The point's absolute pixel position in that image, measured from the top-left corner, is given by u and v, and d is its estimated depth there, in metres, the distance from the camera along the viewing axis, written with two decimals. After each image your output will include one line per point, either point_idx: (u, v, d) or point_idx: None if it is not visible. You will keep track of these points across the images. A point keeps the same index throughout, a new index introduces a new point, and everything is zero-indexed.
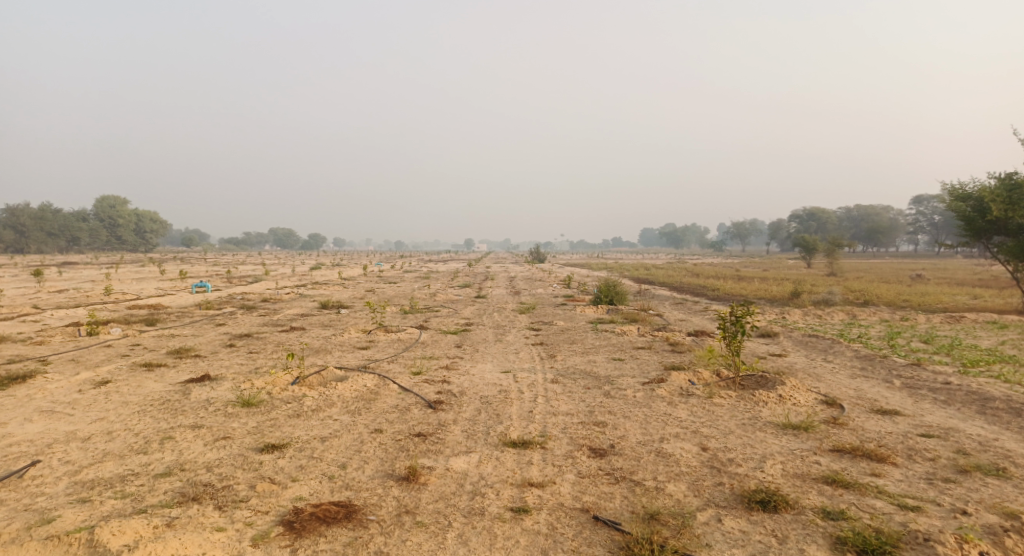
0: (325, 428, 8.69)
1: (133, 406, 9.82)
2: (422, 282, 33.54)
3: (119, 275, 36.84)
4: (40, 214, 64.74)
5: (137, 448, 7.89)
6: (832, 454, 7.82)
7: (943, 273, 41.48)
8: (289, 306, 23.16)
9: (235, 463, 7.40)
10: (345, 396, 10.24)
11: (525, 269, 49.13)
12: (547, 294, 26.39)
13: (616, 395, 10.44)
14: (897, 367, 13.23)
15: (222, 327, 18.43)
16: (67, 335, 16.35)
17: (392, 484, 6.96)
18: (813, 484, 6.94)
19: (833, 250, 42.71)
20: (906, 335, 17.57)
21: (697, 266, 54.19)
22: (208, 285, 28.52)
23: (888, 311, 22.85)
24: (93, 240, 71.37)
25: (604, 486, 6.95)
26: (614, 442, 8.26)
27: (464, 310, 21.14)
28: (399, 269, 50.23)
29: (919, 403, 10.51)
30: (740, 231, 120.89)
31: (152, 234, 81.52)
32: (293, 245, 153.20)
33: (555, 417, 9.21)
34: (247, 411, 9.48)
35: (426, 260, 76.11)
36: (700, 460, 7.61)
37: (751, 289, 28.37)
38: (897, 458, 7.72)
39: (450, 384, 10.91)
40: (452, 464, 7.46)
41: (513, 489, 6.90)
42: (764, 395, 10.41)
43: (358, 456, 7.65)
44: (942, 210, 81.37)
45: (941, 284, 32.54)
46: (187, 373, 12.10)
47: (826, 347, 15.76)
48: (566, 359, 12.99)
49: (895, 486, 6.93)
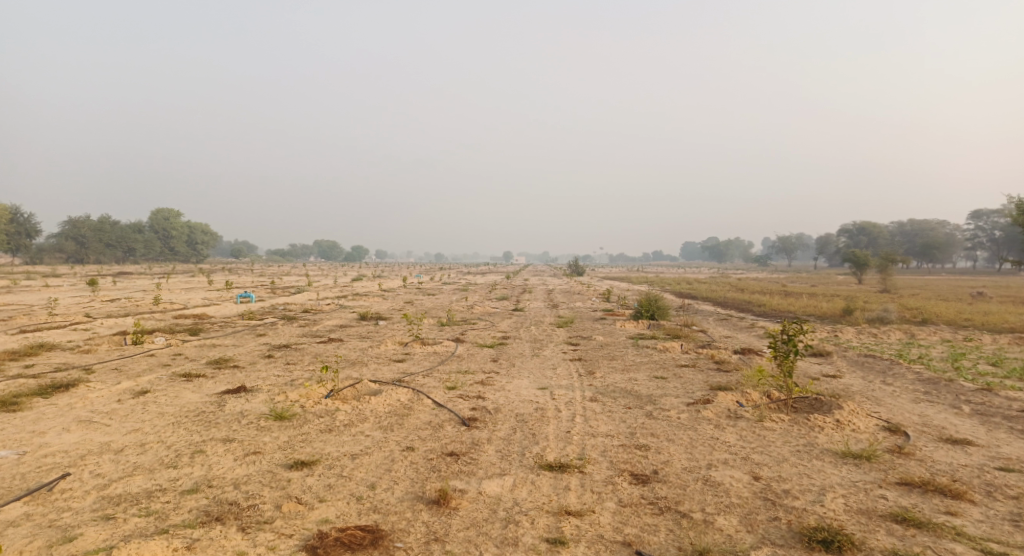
0: (356, 445, 8.42)
1: (168, 417, 9.73)
2: (459, 295, 33.36)
3: (170, 284, 37.76)
4: (100, 226, 67.05)
5: (167, 461, 7.75)
6: (899, 488, 7.16)
7: (1007, 290, 39.35)
8: (329, 317, 23.25)
9: (263, 480, 7.17)
10: (378, 411, 9.97)
11: (564, 282, 48.57)
12: (587, 308, 25.89)
13: (658, 416, 9.92)
14: (964, 392, 12.34)
15: (262, 337, 18.47)
16: (114, 344, 16.60)
17: (422, 508, 6.61)
18: (881, 522, 6.32)
19: (886, 265, 41.00)
20: (971, 356, 16.51)
21: (741, 280, 52.85)
22: (251, 296, 28.84)
23: (950, 330, 21.64)
24: (148, 250, 73.57)
25: (647, 517, 6.47)
26: (657, 467, 7.76)
27: (502, 323, 20.82)
28: (438, 280, 50.28)
29: (994, 432, 9.71)
30: (787, 245, 117.86)
31: (203, 246, 84.06)
32: (337, 257, 155.73)
33: (594, 438, 8.75)
34: (279, 424, 9.30)
35: (466, 271, 76.16)
36: (752, 491, 7.06)
37: (800, 305, 27.30)
38: (975, 495, 7.03)
39: (486, 400, 10.56)
40: (485, 487, 7.08)
41: (550, 517, 6.47)
42: (820, 420, 9.75)
43: (388, 477, 7.33)
44: (1003, 225, 77.62)
45: (1005, 302, 30.73)
46: (223, 384, 12.03)
47: (884, 368, 14.88)
48: (605, 377, 12.50)
49: (975, 528, 6.27)
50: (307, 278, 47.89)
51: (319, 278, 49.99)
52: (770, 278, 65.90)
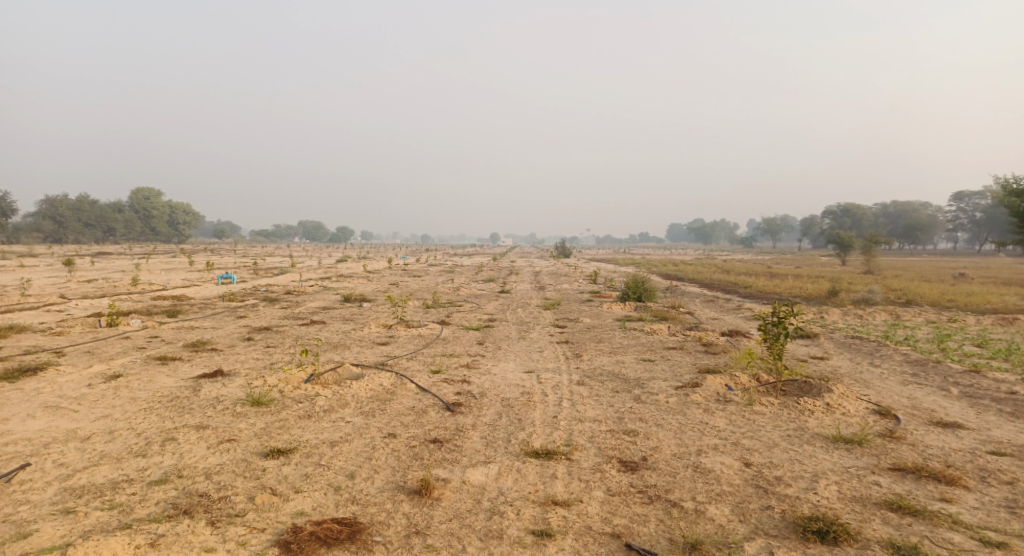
0: (336, 431, 8.12)
1: (140, 403, 9.37)
2: (445, 276, 32.97)
3: (149, 265, 36.99)
4: (79, 205, 65.80)
5: (136, 450, 7.41)
6: (892, 474, 7.01)
7: (986, 271, 39.75)
8: (312, 299, 22.81)
9: (236, 470, 6.86)
10: (359, 396, 9.67)
11: (549, 263, 48.39)
12: (573, 289, 25.64)
13: (647, 400, 9.71)
14: (952, 374, 12.26)
15: (243, 319, 18.05)
16: (87, 326, 16.09)
17: (402, 499, 6.35)
18: (876, 511, 6.14)
19: (871, 247, 41.02)
20: (957, 337, 16.48)
21: (728, 262, 52.76)
22: (233, 277, 28.23)
23: (934, 311, 21.65)
24: (128, 230, 72.46)
25: (636, 507, 6.26)
26: (646, 454, 7.55)
27: (488, 305, 20.54)
28: (424, 262, 49.68)
29: (984, 415, 9.61)
30: (773, 227, 118.39)
31: (186, 226, 82.91)
32: (321, 238, 154.26)
33: (581, 424, 8.52)
34: (256, 411, 8.97)
35: (452, 253, 75.52)
36: (744, 479, 6.86)
37: (785, 287, 27.20)
38: (970, 481, 6.89)
39: (470, 384, 10.29)
40: (469, 476, 6.82)
41: (535, 507, 6.24)
42: (810, 404, 9.59)
43: (368, 465, 7.06)
44: (985, 206, 78.11)
45: (987, 283, 30.79)
46: (200, 368, 11.65)
47: (872, 350, 14.80)
48: (593, 360, 12.27)
49: (971, 516, 6.12)
50: (290, 259, 47.22)
51: (303, 259, 49.13)
52: (754, 260, 66.03)
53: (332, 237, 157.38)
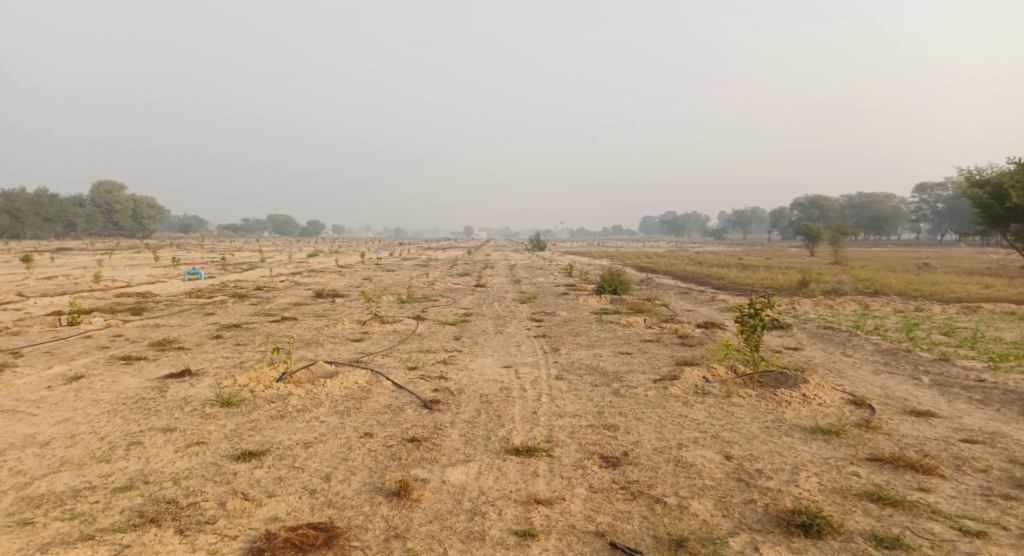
0: (310, 432, 7.89)
1: (104, 405, 9.02)
2: (420, 270, 32.65)
3: (112, 261, 35.91)
4: (37, 199, 63.70)
5: (99, 455, 7.09)
6: (871, 465, 7.04)
7: (949, 261, 40.75)
8: (283, 294, 22.36)
9: (206, 474, 6.61)
10: (333, 395, 9.44)
11: (524, 257, 48.45)
12: (548, 283, 25.56)
13: (626, 394, 9.66)
14: (923, 362, 12.45)
15: (211, 316, 17.60)
16: (47, 325, 15.51)
17: (380, 501, 6.18)
18: (857, 502, 6.15)
19: (839, 238, 41.68)
20: (925, 326, 16.80)
21: (699, 254, 53.29)
22: (200, 273, 27.50)
23: (901, 300, 22.05)
24: (91, 224, 70.49)
25: (619, 504, 6.18)
26: (627, 449, 7.47)
27: (463, 299, 20.36)
28: (396, 256, 49.20)
29: (954, 402, 9.76)
30: (742, 219, 119.94)
31: (150, 220, 80.81)
32: (291, 232, 152.01)
33: (561, 419, 8.42)
34: (226, 411, 8.69)
35: (424, 247, 74.91)
36: (725, 472, 6.83)
37: (757, 278, 27.49)
38: (946, 469, 6.96)
39: (448, 380, 10.13)
40: (449, 476, 6.68)
41: (517, 507, 6.12)
42: (787, 395, 9.64)
43: (344, 466, 6.86)
44: (946, 198, 80.08)
45: (951, 273, 31.51)
46: (167, 367, 11.28)
47: (844, 340, 15.00)
48: (570, 353, 12.18)
49: (950, 505, 6.16)
50: (259, 254, 46.38)
51: (273, 254, 48.28)
52: (723, 250, 66.79)
53: (303, 231, 155.18)
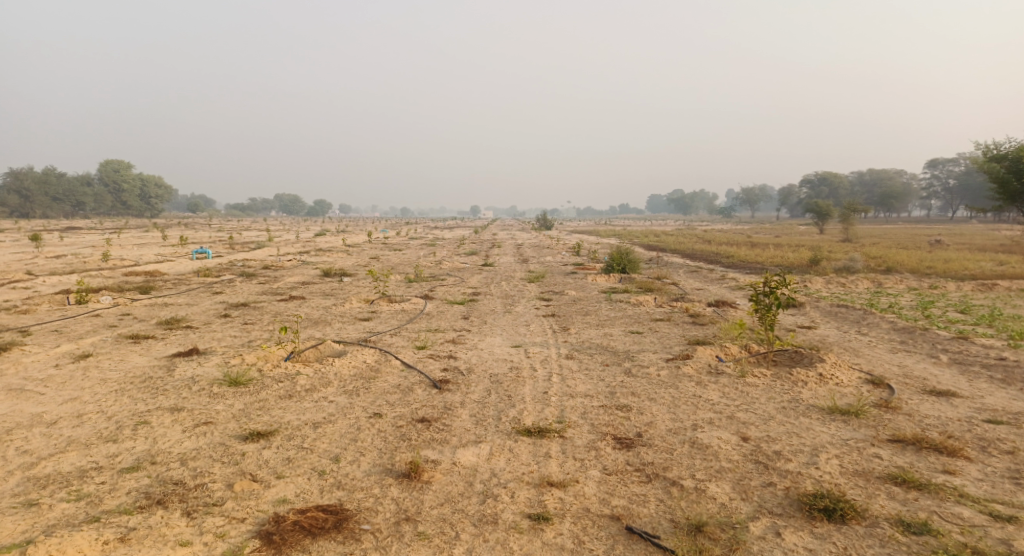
0: (318, 412, 7.78)
1: (111, 384, 8.93)
2: (428, 250, 32.48)
3: (121, 240, 35.84)
4: (44, 179, 63.72)
5: (106, 435, 6.99)
6: (892, 446, 6.87)
7: (961, 238, 40.10)
8: (291, 274, 22.25)
9: (214, 455, 6.50)
10: (342, 374, 9.32)
11: (532, 235, 48.22)
12: (556, 262, 25.31)
13: (637, 373, 9.48)
14: (940, 341, 12.20)
15: (219, 295, 17.52)
16: (55, 304, 15.46)
17: (390, 482, 6.06)
18: (880, 486, 5.99)
19: (849, 215, 41.08)
20: (940, 304, 16.48)
21: (707, 232, 52.74)
22: (208, 252, 27.43)
23: (915, 278, 21.69)
24: (98, 204, 70.58)
25: (635, 487, 6.04)
26: (641, 430, 7.32)
27: (471, 279, 20.18)
28: (403, 235, 48.99)
29: (975, 382, 9.55)
30: (751, 197, 118.87)
31: (158, 200, 80.78)
32: (298, 211, 151.75)
33: (572, 400, 8.26)
34: (234, 391, 8.59)
35: (432, 226, 74.71)
36: (742, 454, 6.67)
37: (767, 256, 27.17)
38: (970, 451, 6.77)
39: (457, 360, 9.99)
40: (460, 457, 6.55)
41: (530, 490, 5.99)
42: (802, 375, 9.44)
43: (354, 447, 6.74)
44: (959, 174, 78.92)
45: (965, 250, 31.06)
46: (174, 346, 11.20)
47: (858, 318, 14.73)
48: (580, 333, 12.00)
49: (976, 488, 5.99)
50: (266, 233, 46.24)
51: (279, 233, 48.16)
52: (733, 230, 65.97)
53: (310, 211, 155.01)
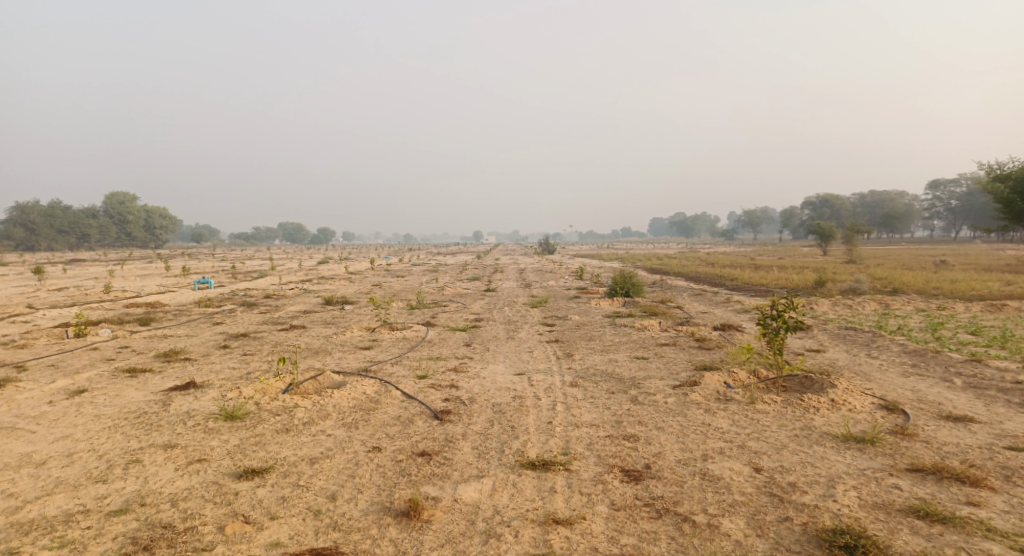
0: (316, 447, 7.54)
1: (104, 421, 8.71)
2: (430, 276, 32.34)
3: (124, 272, 35.83)
4: (50, 212, 64.04)
5: (96, 475, 6.77)
6: (912, 476, 6.60)
7: (966, 258, 39.86)
8: (292, 303, 22.11)
9: (206, 494, 6.26)
10: (341, 406, 9.09)
11: (534, 260, 48.21)
12: (559, 286, 25.14)
13: (644, 401, 9.23)
14: (953, 364, 11.93)
15: (219, 326, 17.35)
16: (54, 337, 15.29)
17: (389, 522, 5.82)
18: (903, 519, 5.73)
19: (852, 236, 40.85)
20: (950, 325, 16.22)
21: (710, 254, 52.69)
22: (210, 282, 27.34)
23: (922, 299, 21.43)
24: (103, 236, 70.94)
25: (645, 523, 5.79)
26: (649, 461, 7.06)
27: (474, 305, 20.01)
28: (405, 262, 48.90)
29: (992, 406, 9.28)
30: (753, 219, 119.08)
31: (163, 230, 81.11)
32: (302, 240, 152.36)
33: (578, 430, 8.01)
34: (229, 425, 8.36)
35: (435, 252, 74.80)
36: (755, 486, 6.41)
37: (771, 278, 26.96)
38: (994, 480, 6.50)
39: (459, 389, 9.75)
40: (461, 493, 6.31)
41: (535, 528, 5.74)
42: (814, 400, 9.17)
43: (352, 484, 6.50)
44: (961, 194, 78.89)
45: (970, 270, 30.80)
46: (171, 379, 10.98)
47: (867, 341, 14.47)
48: (585, 359, 11.77)
49: (1003, 521, 5.72)
50: (269, 263, 46.24)
51: (282, 262, 48.11)
52: (736, 251, 65.77)
53: (314, 239, 155.53)
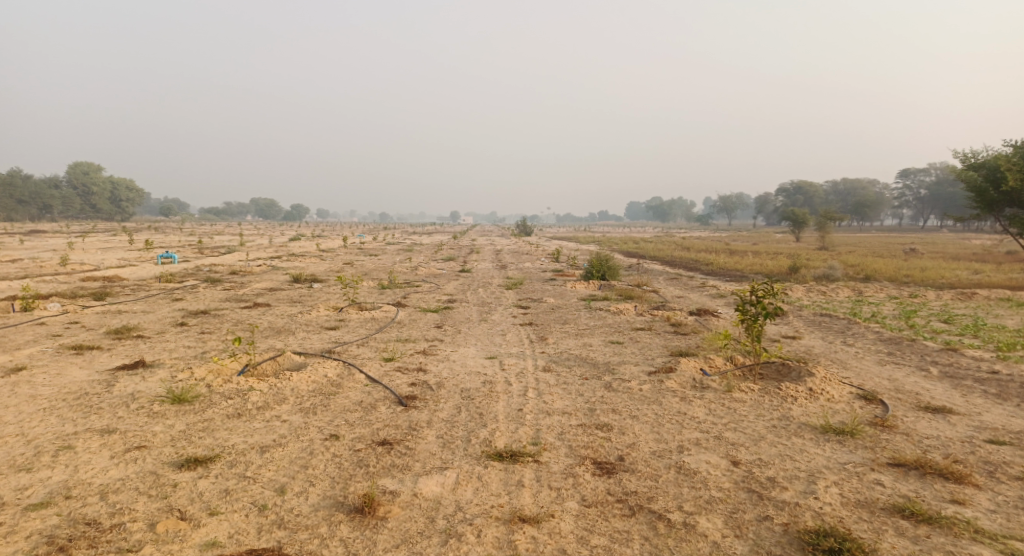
0: (268, 434, 7.01)
1: (40, 402, 8.06)
2: (404, 255, 31.66)
3: (84, 244, 34.36)
4: (9, 180, 61.37)
5: (21, 462, 6.18)
6: (895, 471, 6.32)
7: (933, 247, 40.33)
8: (259, 279, 21.31)
9: (141, 486, 5.73)
10: (299, 390, 8.55)
11: (510, 243, 47.49)
12: (535, 268, 24.64)
13: (618, 388, 8.85)
14: (929, 352, 11.77)
15: (178, 302, 16.56)
16: None
17: (341, 520, 5.36)
18: (888, 519, 5.44)
19: (825, 223, 40.98)
20: (923, 313, 16.14)
21: (683, 239, 52.51)
22: (173, 255, 26.28)
23: (894, 287, 21.40)
24: (65, 207, 68.41)
25: (617, 521, 5.41)
26: (623, 453, 6.68)
27: (447, 285, 19.46)
28: (379, 240, 48.04)
29: (969, 397, 9.09)
30: (727, 204, 119.85)
31: (129, 203, 78.57)
32: (274, 215, 149.44)
33: (548, 418, 7.60)
34: (177, 409, 7.78)
35: (410, 232, 73.18)
36: (734, 481, 6.07)
37: (745, 264, 26.80)
38: (978, 477, 6.25)
39: (426, 374, 9.27)
40: (422, 487, 5.86)
41: (499, 527, 5.34)
42: (792, 389, 8.89)
43: (304, 475, 6.02)
44: (930, 184, 80.09)
45: (938, 258, 31.14)
46: (119, 358, 10.30)
47: (843, 328, 14.30)
48: (558, 343, 11.34)
49: (990, 522, 5.46)
50: (238, 238, 44.91)
51: (252, 237, 46.97)
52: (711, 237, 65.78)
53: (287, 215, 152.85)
